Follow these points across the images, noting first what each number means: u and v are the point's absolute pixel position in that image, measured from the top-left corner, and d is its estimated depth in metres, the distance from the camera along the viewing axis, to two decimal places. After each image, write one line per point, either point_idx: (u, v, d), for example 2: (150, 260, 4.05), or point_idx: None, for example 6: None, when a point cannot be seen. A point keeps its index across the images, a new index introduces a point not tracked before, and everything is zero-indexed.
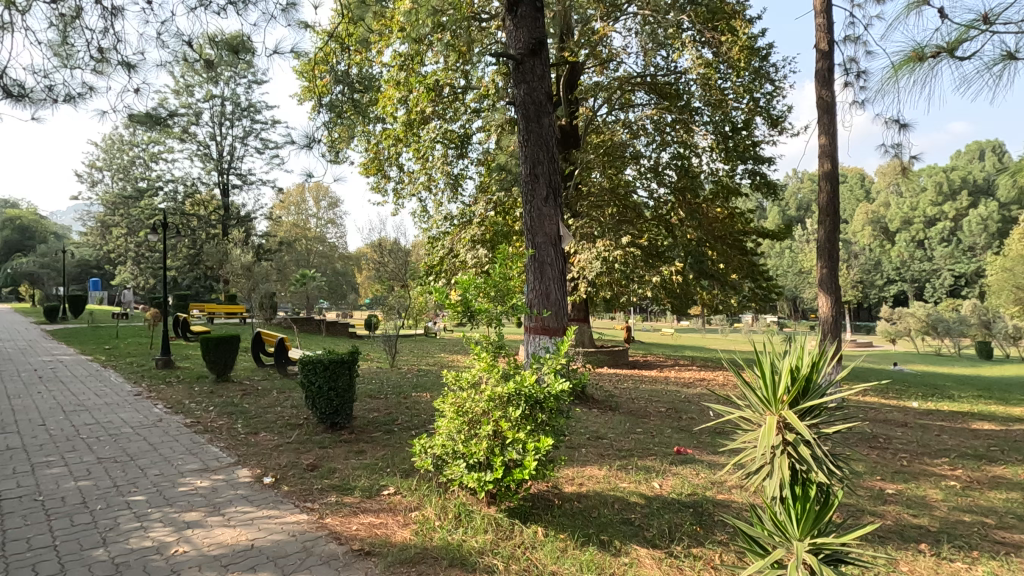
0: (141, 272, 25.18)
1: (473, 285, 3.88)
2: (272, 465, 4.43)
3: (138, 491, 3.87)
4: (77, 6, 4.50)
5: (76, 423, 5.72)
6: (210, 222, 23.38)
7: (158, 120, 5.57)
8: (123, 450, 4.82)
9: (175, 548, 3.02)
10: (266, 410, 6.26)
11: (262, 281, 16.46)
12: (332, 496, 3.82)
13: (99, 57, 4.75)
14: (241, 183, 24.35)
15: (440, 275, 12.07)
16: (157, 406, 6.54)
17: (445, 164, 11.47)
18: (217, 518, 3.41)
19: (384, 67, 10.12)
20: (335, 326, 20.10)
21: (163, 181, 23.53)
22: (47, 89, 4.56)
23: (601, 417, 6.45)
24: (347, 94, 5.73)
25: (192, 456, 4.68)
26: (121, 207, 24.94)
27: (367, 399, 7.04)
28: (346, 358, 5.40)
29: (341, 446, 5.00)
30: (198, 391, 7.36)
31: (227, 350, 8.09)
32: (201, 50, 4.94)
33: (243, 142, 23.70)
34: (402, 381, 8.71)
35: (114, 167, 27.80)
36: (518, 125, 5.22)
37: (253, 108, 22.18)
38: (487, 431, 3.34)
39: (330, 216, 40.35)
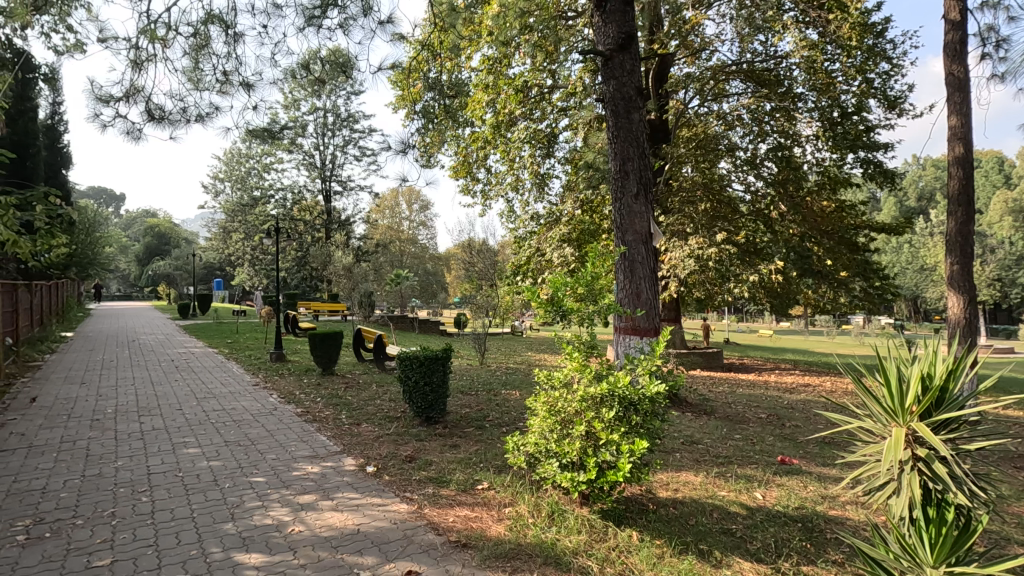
0: (257, 273, 27.66)
1: (565, 283, 3.87)
2: (374, 455, 4.69)
3: (259, 473, 4.26)
4: (207, 34, 5.03)
5: (207, 409, 6.40)
6: (315, 226, 25.26)
7: (272, 133, 6.10)
8: (245, 435, 5.33)
9: (292, 528, 3.29)
10: (367, 403, 6.64)
11: (361, 281, 17.50)
12: (429, 487, 3.98)
13: (224, 80, 5.29)
14: (342, 189, 26.04)
15: (527, 275, 12.17)
16: (272, 396, 7.15)
17: (533, 164, 11.53)
18: (328, 503, 3.67)
19: (473, 72, 10.40)
20: (427, 323, 20.90)
21: (275, 189, 25.72)
22: (182, 110, 5.14)
23: (696, 421, 6.21)
24: (439, 100, 5.97)
25: (304, 443, 5.06)
26: (241, 215, 27.65)
27: (459, 395, 7.26)
28: (440, 354, 5.58)
29: (436, 439, 5.20)
30: (307, 384, 7.97)
31: (332, 346, 8.67)
32: (309, 68, 5.35)
33: (344, 151, 25.32)
34: (492, 379, 8.89)
35: (234, 178, 30.75)
36: (607, 121, 5.14)
37: (353, 118, 23.62)
38: (581, 431, 3.32)
39: (422, 218, 42.14)
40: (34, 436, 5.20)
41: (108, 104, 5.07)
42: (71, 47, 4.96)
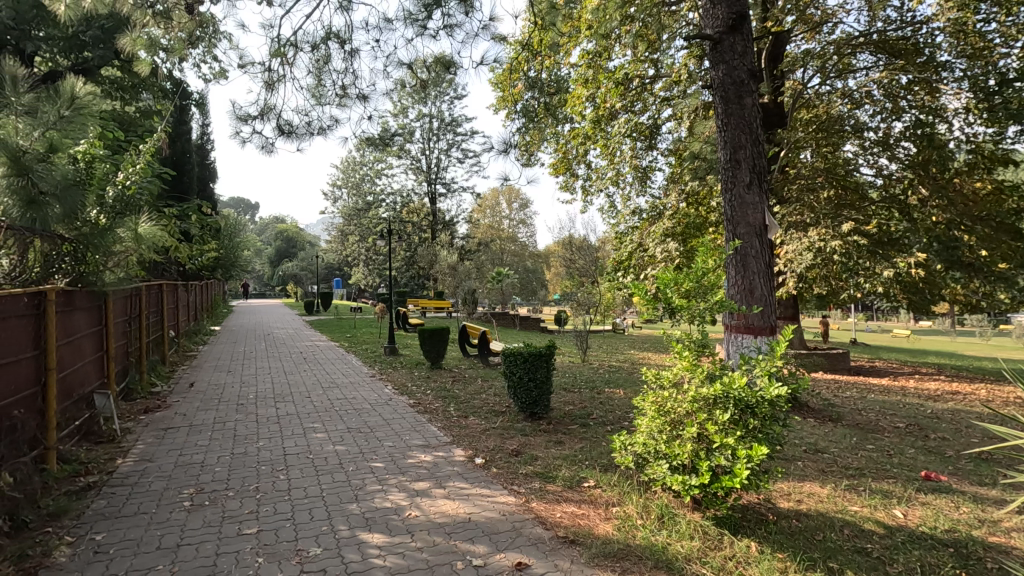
0: (371, 272, 29.67)
1: (673, 279, 3.74)
2: (482, 448, 4.84)
3: (378, 459, 4.57)
4: (327, 52, 5.47)
5: (331, 397, 6.98)
6: (422, 227, 26.56)
7: (384, 141, 6.52)
8: (365, 422, 5.74)
9: (409, 512, 3.49)
10: (474, 397, 6.87)
11: (465, 279, 18.14)
12: (536, 482, 4.04)
13: (343, 94, 5.73)
14: (446, 191, 27.16)
15: (629, 271, 11.90)
16: (387, 387, 7.62)
17: (634, 157, 11.25)
18: (440, 491, 3.85)
19: (572, 68, 10.36)
20: (527, 321, 21.20)
21: (386, 194, 27.45)
22: (307, 124, 5.66)
23: (820, 428, 5.72)
24: (539, 98, 6.03)
25: (417, 433, 5.36)
26: (357, 218, 29.80)
27: (562, 392, 7.27)
28: (544, 351, 5.63)
29: (541, 435, 5.25)
30: (417, 377, 8.41)
31: (440, 341, 9.07)
32: (417, 74, 5.63)
33: (448, 154, 26.40)
34: (595, 377, 8.81)
35: (350, 184, 33.18)
36: (716, 109, 4.87)
37: (456, 122, 24.50)
38: (691, 433, 3.19)
39: (522, 216, 42.83)
40: (193, 416, 5.99)
41: (247, 123, 5.70)
42: (218, 75, 5.63)
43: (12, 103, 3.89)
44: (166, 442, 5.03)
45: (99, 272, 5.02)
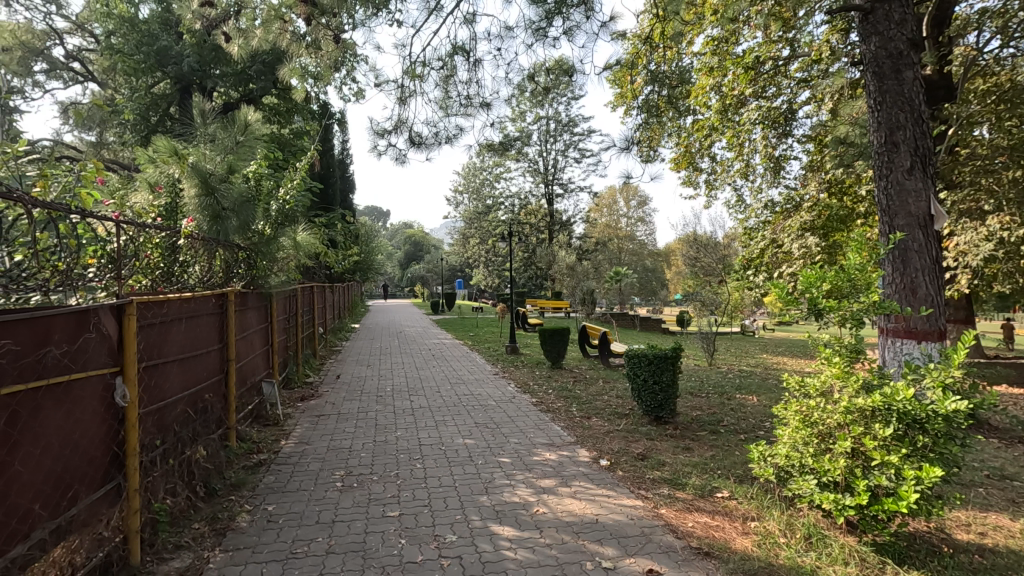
0: (491, 274, 30.72)
1: (818, 278, 3.39)
2: (606, 449, 4.79)
3: (505, 454, 4.72)
4: (453, 64, 5.75)
5: (458, 393, 7.33)
6: (540, 228, 26.99)
7: (504, 146, 6.73)
8: (491, 418, 5.97)
9: (537, 508, 3.56)
10: (596, 398, 6.83)
11: (583, 279, 18.09)
12: (665, 488, 3.91)
13: (467, 103, 6.00)
14: (563, 192, 27.33)
15: (760, 269, 11.07)
16: (510, 385, 7.83)
17: (766, 147, 10.44)
18: (566, 490, 3.88)
19: (696, 57, 9.86)
20: (648, 321, 20.60)
21: (505, 197, 28.27)
22: (436, 134, 6.01)
23: (1007, 451, 4.88)
24: (660, 91, 5.73)
25: (541, 431, 5.44)
26: (477, 222, 31.03)
27: (688, 396, 6.98)
28: (670, 353, 5.43)
29: (667, 440, 5.08)
30: (539, 376, 8.54)
31: (561, 341, 9.12)
32: (537, 79, 5.73)
33: (565, 155, 26.55)
34: (724, 381, 8.34)
35: (471, 189, 34.61)
36: (867, 87, 4.36)
37: (573, 123, 24.53)
38: (844, 448, 2.90)
39: (640, 214, 41.77)
40: (340, 406, 6.63)
41: (383, 137, 6.19)
42: (358, 95, 6.16)
43: (202, 134, 4.84)
44: (320, 427, 5.64)
45: (267, 276, 5.76)
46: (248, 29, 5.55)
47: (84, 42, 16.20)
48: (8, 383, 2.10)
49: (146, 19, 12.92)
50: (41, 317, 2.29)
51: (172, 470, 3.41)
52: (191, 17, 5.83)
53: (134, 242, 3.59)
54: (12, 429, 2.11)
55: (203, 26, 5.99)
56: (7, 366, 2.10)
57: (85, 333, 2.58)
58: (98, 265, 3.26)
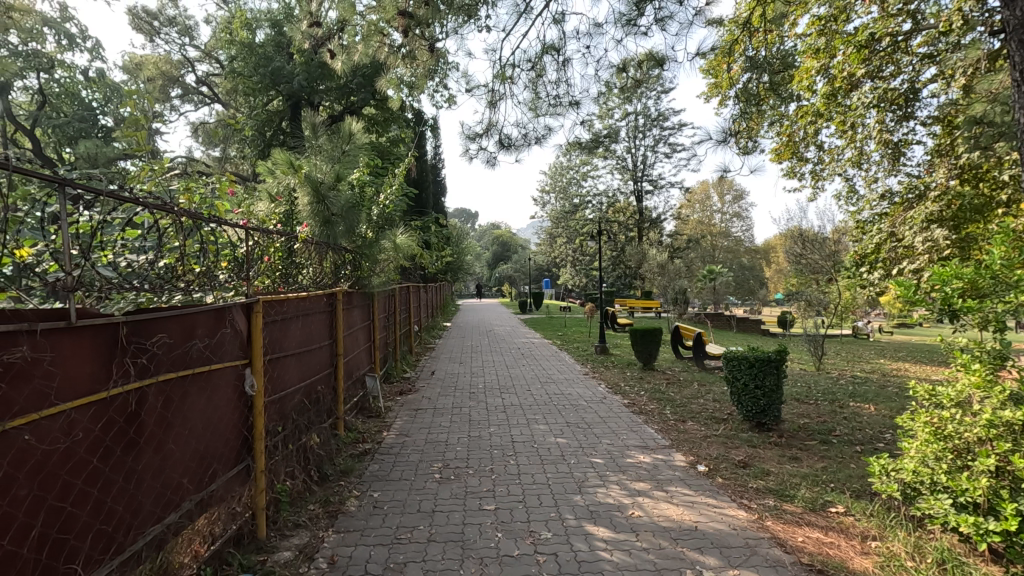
0: (578, 273, 30.60)
1: (954, 276, 3.02)
2: (705, 455, 4.61)
3: (598, 455, 4.68)
4: (542, 64, 5.80)
5: (549, 392, 7.36)
6: (628, 226, 26.45)
7: (594, 143, 6.66)
8: (583, 418, 5.94)
9: (632, 511, 3.50)
10: (691, 401, 6.58)
11: (675, 278, 17.48)
12: (770, 499, 3.69)
13: (557, 103, 6.03)
14: (653, 188, 26.58)
15: (876, 266, 10.11)
16: (600, 386, 7.75)
17: (882, 132, 9.50)
18: (662, 494, 3.78)
19: (800, 38, 9.21)
20: (746, 322, 19.49)
21: (592, 195, 28.00)
22: (526, 136, 6.11)
23: None
24: (761, 78, 5.35)
25: (634, 433, 5.34)
26: (564, 221, 31.01)
27: (794, 403, 6.52)
28: (774, 356, 5.10)
29: (772, 448, 4.79)
30: (630, 377, 8.37)
31: (653, 341, 8.88)
32: (627, 73, 5.62)
33: (654, 150, 25.82)
34: (836, 387, 7.70)
35: (557, 189, 34.64)
36: (1011, 58, 3.85)
37: (663, 117, 23.73)
38: (986, 465, 2.58)
39: (735, 209, 39.60)
40: (436, 400, 6.92)
41: (475, 141, 6.38)
42: (451, 101, 6.39)
43: (313, 146, 5.23)
44: (418, 421, 5.91)
45: (370, 277, 6.12)
46: (350, 44, 5.91)
47: (211, 68, 18.10)
48: (163, 371, 2.40)
49: (262, 43, 14.20)
50: (187, 314, 2.59)
51: (291, 455, 3.74)
52: (302, 38, 6.32)
53: (259, 247, 3.92)
54: (167, 412, 2.42)
55: (311, 46, 6.47)
56: (163, 356, 2.41)
57: (222, 328, 2.90)
58: (231, 269, 3.58)
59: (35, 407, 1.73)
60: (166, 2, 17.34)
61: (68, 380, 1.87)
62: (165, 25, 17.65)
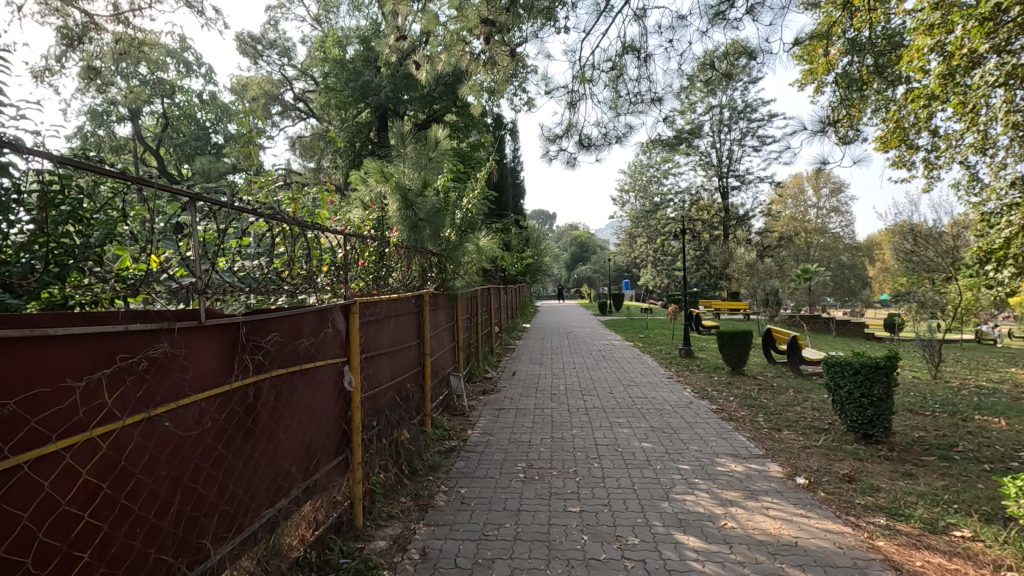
0: (659, 274, 29.79)
1: None
2: (804, 467, 4.32)
3: (685, 461, 4.52)
4: (623, 62, 5.70)
5: (632, 395, 7.22)
6: (713, 224, 25.41)
7: (677, 140, 6.47)
8: (668, 423, 5.77)
9: (725, 521, 3.35)
10: (787, 409, 6.20)
11: (765, 279, 16.54)
12: (881, 517, 3.40)
13: (639, 101, 5.91)
14: (740, 184, 25.31)
15: (1004, 264, 9.02)
16: (686, 390, 7.49)
17: (1011, 113, 8.45)
18: (757, 506, 3.59)
19: (910, 14, 8.39)
20: (846, 325, 18.06)
21: (674, 193, 27.13)
22: (606, 135, 6.05)
23: None
24: (864, 61, 4.92)
25: (724, 440, 5.11)
26: (644, 221, 30.28)
27: (907, 414, 5.96)
28: (883, 363, 4.69)
29: (882, 463, 4.40)
30: (718, 382, 8.02)
31: (743, 345, 8.45)
32: (713, 66, 5.41)
33: (741, 144, 24.58)
34: (957, 398, 6.96)
35: (637, 187, 33.91)
36: None
37: (751, 108, 22.52)
38: None
39: (833, 204, 36.79)
40: (518, 401, 6.99)
41: (555, 142, 6.40)
42: (530, 104, 6.44)
43: (402, 154, 5.47)
44: (501, 420, 6.01)
45: (454, 279, 6.29)
46: (433, 55, 6.10)
47: (307, 85, 19.42)
48: (275, 366, 2.62)
49: (352, 59, 15.06)
50: (295, 314, 2.80)
51: (384, 449, 3.93)
52: (389, 51, 6.61)
53: (354, 251, 4.15)
54: (278, 404, 2.63)
55: (398, 59, 6.78)
56: (276, 353, 2.62)
57: (325, 328, 3.11)
58: (331, 273, 3.82)
59: (172, 397, 1.94)
60: (268, 27, 18.83)
61: (198, 374, 2.08)
62: (267, 48, 19.18)
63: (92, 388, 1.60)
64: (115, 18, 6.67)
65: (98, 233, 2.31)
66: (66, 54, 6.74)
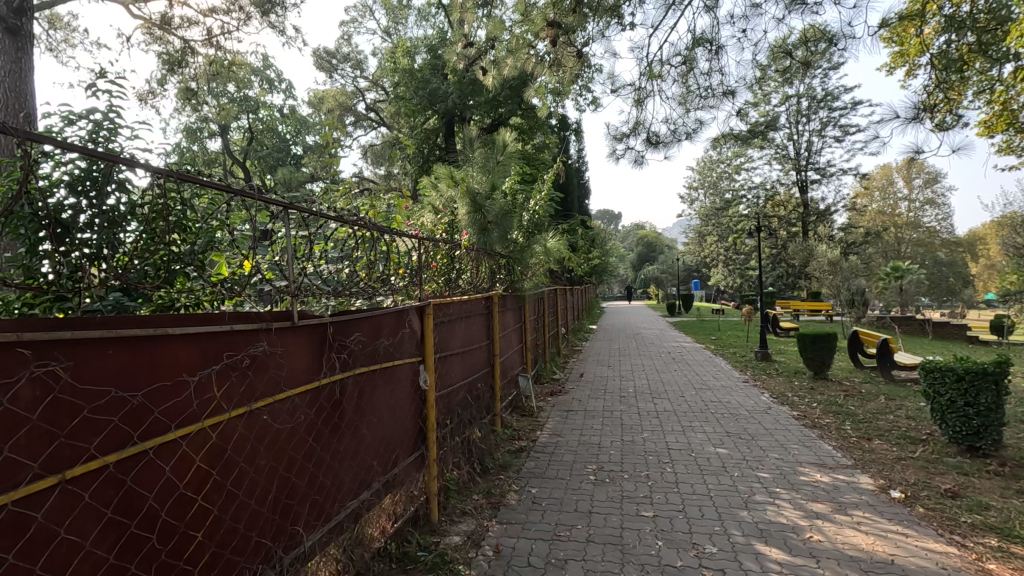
0: (732, 273, 28.66)
1: None
2: (899, 479, 4.02)
3: (765, 469, 4.33)
4: (693, 56, 5.55)
5: (705, 399, 6.99)
6: (791, 221, 24.13)
7: (751, 133, 6.19)
8: (745, 429, 5.54)
9: (810, 534, 3.19)
10: (878, 417, 5.78)
11: (850, 278, 15.49)
12: (991, 538, 3.11)
13: (710, 96, 5.73)
14: (820, 177, 23.86)
15: None
16: (764, 395, 7.16)
17: None
18: (847, 519, 3.38)
19: None
20: (944, 327, 16.59)
21: (747, 189, 25.99)
22: (675, 132, 5.91)
23: None
24: (965, 39, 4.51)
25: (807, 448, 4.84)
26: (715, 218, 29.23)
27: (1021, 426, 5.39)
28: (991, 369, 4.28)
29: (991, 479, 4.02)
30: (800, 387, 7.60)
31: (827, 348, 7.96)
32: (791, 55, 5.15)
33: (822, 134, 23.16)
34: None
35: (707, 184, 32.78)
36: None
37: (832, 96, 21.16)
38: None
39: (928, 196, 33.90)
40: (587, 403, 6.95)
41: (622, 141, 6.31)
42: (596, 104, 6.39)
43: (471, 159, 5.59)
44: (569, 422, 6.00)
45: (522, 281, 6.34)
46: (499, 60, 6.18)
47: (378, 95, 20.23)
48: (359, 365, 2.76)
49: (420, 68, 15.51)
50: (375, 316, 2.93)
51: (457, 447, 4.03)
52: (457, 58, 6.78)
53: (427, 255, 4.29)
54: (361, 401, 2.77)
55: (465, 65, 6.92)
56: (359, 352, 2.76)
57: (402, 328, 3.24)
58: (406, 276, 3.97)
59: (270, 392, 2.09)
60: (342, 41, 19.79)
61: (292, 371, 2.23)
62: (341, 62, 20.16)
63: (204, 382, 1.76)
64: (208, 43, 7.26)
65: (200, 241, 2.51)
66: (167, 78, 7.39)
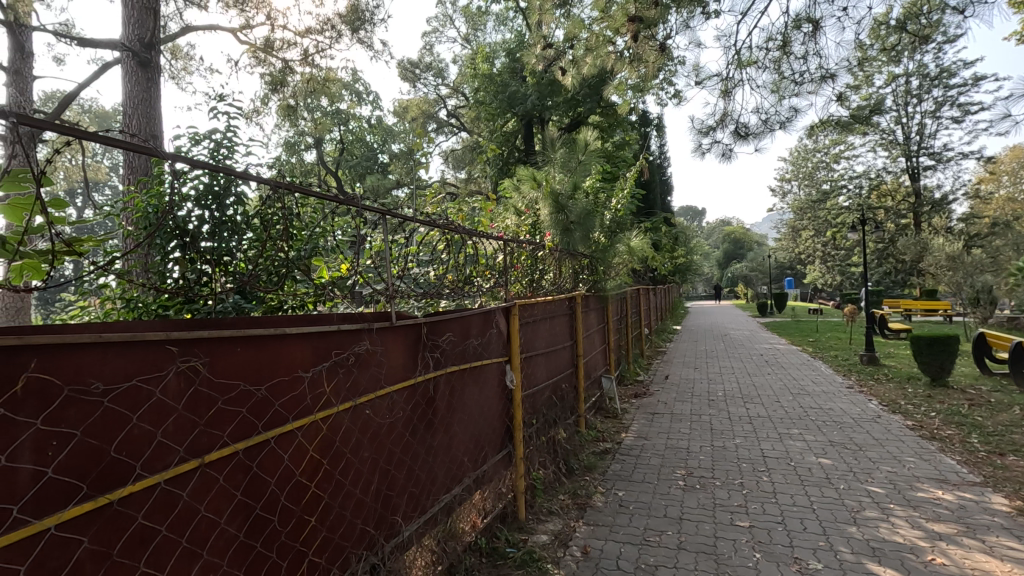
0: (831, 270, 26.66)
1: None
2: None
3: (876, 483, 3.99)
4: (786, 39, 5.23)
5: (803, 405, 6.55)
6: (900, 212, 22.06)
7: (854, 118, 5.73)
8: (851, 438, 5.13)
9: (932, 556, 2.91)
10: (1012, 430, 5.14)
11: (973, 274, 13.89)
12: None
13: (805, 80, 5.36)
14: (935, 162, 21.59)
15: None
16: (872, 402, 6.59)
17: None
18: (976, 542, 3.05)
19: None
20: None
21: (848, 179, 24.06)
22: (766, 121, 5.59)
23: None
24: None
25: (925, 462, 4.41)
26: (811, 211, 27.33)
27: None
28: None
29: None
30: (915, 394, 6.92)
31: (947, 352, 7.19)
32: (901, 30, 4.70)
33: (936, 115, 20.94)
34: None
35: (801, 174, 30.70)
36: None
37: (948, 72, 19.08)
38: None
39: None
40: (673, 406, 6.74)
41: (708, 134, 6.07)
42: (679, 97, 6.20)
43: (553, 160, 5.61)
44: (655, 425, 5.86)
45: (604, 281, 6.27)
46: (578, 59, 6.13)
47: (458, 101, 20.77)
48: (450, 364, 2.86)
49: (499, 72, 15.76)
50: (465, 316, 3.02)
51: (542, 446, 4.06)
52: (536, 60, 6.81)
53: (512, 256, 4.36)
54: (452, 399, 2.87)
55: (544, 67, 6.94)
56: (450, 351, 2.86)
57: (490, 329, 3.32)
58: (491, 276, 4.06)
59: (372, 389, 2.22)
60: (424, 51, 20.52)
61: (390, 370, 2.35)
62: (424, 71, 20.90)
63: (317, 378, 1.91)
64: (305, 61, 7.82)
65: (306, 246, 2.72)
66: (270, 97, 8.04)
